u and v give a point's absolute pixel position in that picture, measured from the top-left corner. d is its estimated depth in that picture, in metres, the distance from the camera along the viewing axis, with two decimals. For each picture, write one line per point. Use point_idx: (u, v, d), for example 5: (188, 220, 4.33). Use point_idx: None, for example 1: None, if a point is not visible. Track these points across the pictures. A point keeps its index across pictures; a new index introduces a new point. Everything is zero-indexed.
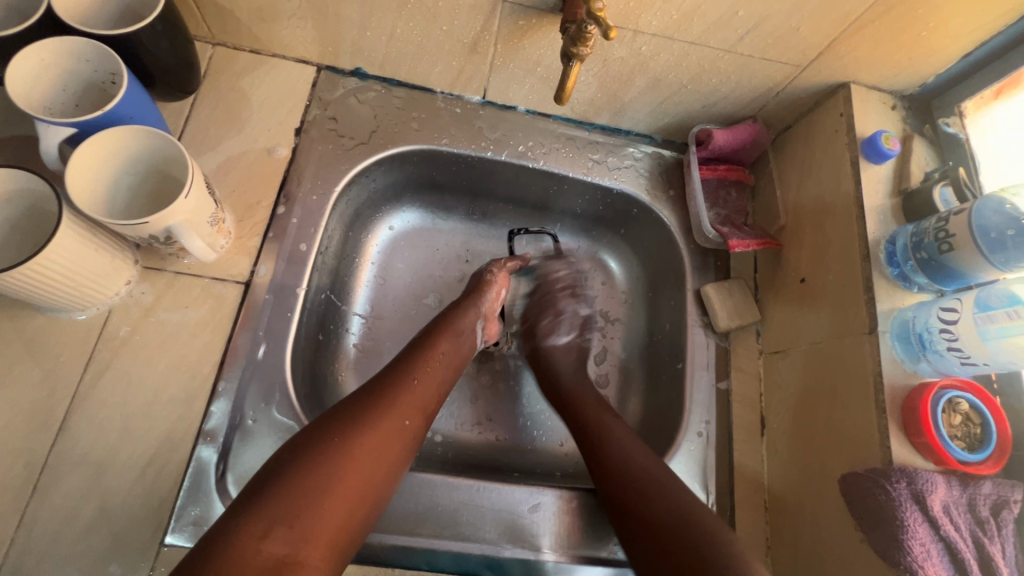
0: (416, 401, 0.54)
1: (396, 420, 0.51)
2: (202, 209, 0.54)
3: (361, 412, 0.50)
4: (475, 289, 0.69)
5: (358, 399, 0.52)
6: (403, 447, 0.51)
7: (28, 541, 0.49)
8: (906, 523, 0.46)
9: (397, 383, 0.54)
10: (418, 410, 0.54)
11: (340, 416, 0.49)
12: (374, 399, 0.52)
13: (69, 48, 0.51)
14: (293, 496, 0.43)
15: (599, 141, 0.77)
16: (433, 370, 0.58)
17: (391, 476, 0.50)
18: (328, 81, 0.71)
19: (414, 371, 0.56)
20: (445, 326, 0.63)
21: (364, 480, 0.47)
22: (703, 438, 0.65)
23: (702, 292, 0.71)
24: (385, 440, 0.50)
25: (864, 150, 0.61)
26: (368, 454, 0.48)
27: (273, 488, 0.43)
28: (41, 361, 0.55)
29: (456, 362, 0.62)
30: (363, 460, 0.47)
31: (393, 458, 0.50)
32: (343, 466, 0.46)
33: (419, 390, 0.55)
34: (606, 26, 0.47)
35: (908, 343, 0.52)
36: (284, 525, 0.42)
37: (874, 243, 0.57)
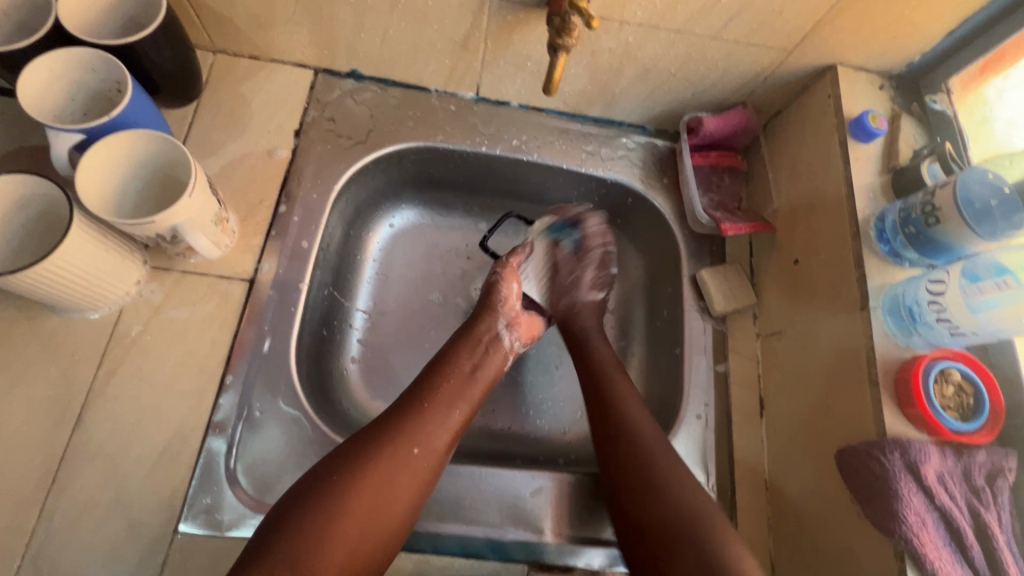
0: (425, 430, 0.55)
1: (402, 452, 0.52)
2: (206, 208, 0.56)
3: (369, 447, 0.52)
4: (489, 296, 0.69)
5: (369, 432, 0.54)
6: (412, 478, 0.52)
7: (48, 530, 0.52)
8: (900, 493, 0.47)
9: (406, 413, 0.55)
10: (427, 438, 0.54)
11: (347, 452, 0.52)
12: (382, 432, 0.53)
13: (77, 58, 0.54)
14: (294, 538, 0.46)
15: (592, 133, 0.78)
16: (443, 394, 0.58)
17: (403, 507, 0.51)
18: (326, 84, 0.73)
19: (424, 398, 0.57)
20: (460, 344, 0.63)
21: (370, 518, 0.49)
22: (702, 421, 0.66)
23: (698, 277, 0.72)
24: (391, 474, 0.51)
25: (852, 130, 0.61)
26: (372, 491, 0.50)
27: (279, 528, 0.47)
28: (57, 359, 0.57)
29: (478, 379, 0.61)
30: (367, 498, 0.49)
31: (402, 491, 0.51)
32: (345, 506, 0.48)
33: (429, 418, 0.56)
34: (588, 16, 0.50)
35: (900, 317, 0.53)
36: (288, 565, 0.45)
37: (864, 221, 0.58)
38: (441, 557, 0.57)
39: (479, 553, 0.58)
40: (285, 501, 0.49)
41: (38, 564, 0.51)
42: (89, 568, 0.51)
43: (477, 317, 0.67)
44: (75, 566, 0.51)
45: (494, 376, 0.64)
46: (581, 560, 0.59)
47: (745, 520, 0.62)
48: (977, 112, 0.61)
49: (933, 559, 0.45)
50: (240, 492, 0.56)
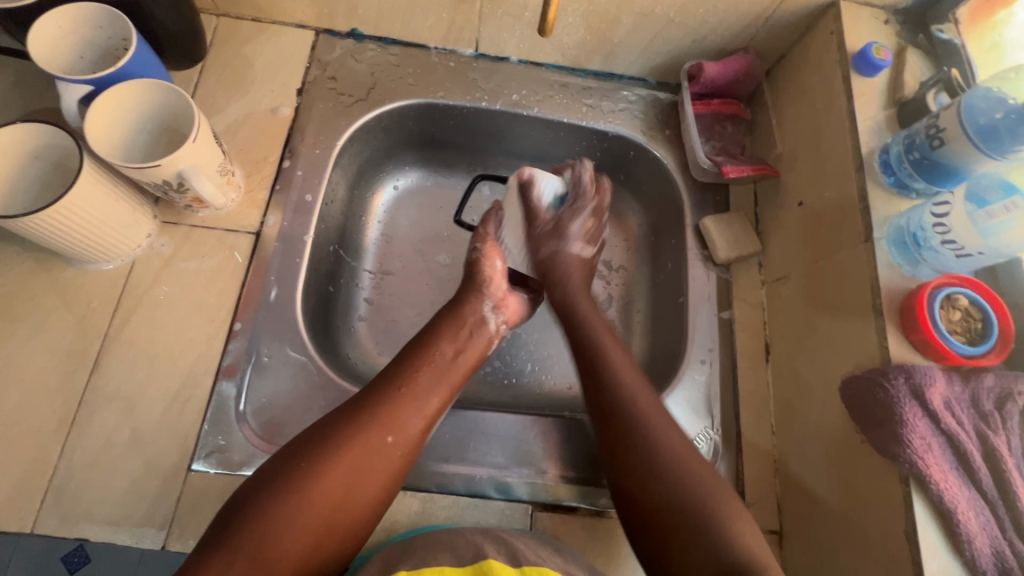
0: (400, 417, 0.53)
1: (373, 440, 0.51)
2: (210, 157, 0.58)
3: (339, 432, 0.50)
4: (473, 274, 0.66)
5: (340, 416, 0.52)
6: (383, 467, 0.51)
7: (70, 467, 0.54)
8: (905, 418, 0.46)
9: (380, 399, 0.53)
10: (402, 428, 0.53)
11: (317, 437, 0.50)
12: (354, 417, 0.51)
13: (84, 14, 0.56)
14: (256, 524, 0.45)
15: (592, 86, 0.77)
16: (422, 380, 0.56)
17: (372, 495, 0.50)
18: (326, 44, 0.74)
19: (401, 382, 0.55)
20: (444, 328, 0.61)
21: (334, 507, 0.48)
22: (707, 366, 0.66)
23: (701, 226, 0.71)
24: (361, 463, 0.49)
25: (856, 64, 0.60)
26: (339, 480, 0.48)
27: (242, 514, 0.45)
28: (74, 308, 0.59)
29: (459, 364, 0.59)
30: (334, 485, 0.48)
31: (371, 480, 0.50)
32: (311, 494, 0.47)
33: (405, 404, 0.54)
34: None
35: (905, 246, 0.52)
36: (248, 551, 0.43)
37: (868, 154, 0.57)
38: (446, 498, 0.58)
39: (483, 493, 0.58)
40: (249, 485, 0.47)
41: (60, 499, 0.53)
42: (108, 502, 0.53)
43: (462, 299, 0.64)
44: (94, 501, 0.53)
45: (476, 360, 0.62)
46: (585, 501, 0.59)
47: (751, 462, 0.62)
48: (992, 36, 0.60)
49: (938, 480, 0.45)
50: (250, 434, 0.57)
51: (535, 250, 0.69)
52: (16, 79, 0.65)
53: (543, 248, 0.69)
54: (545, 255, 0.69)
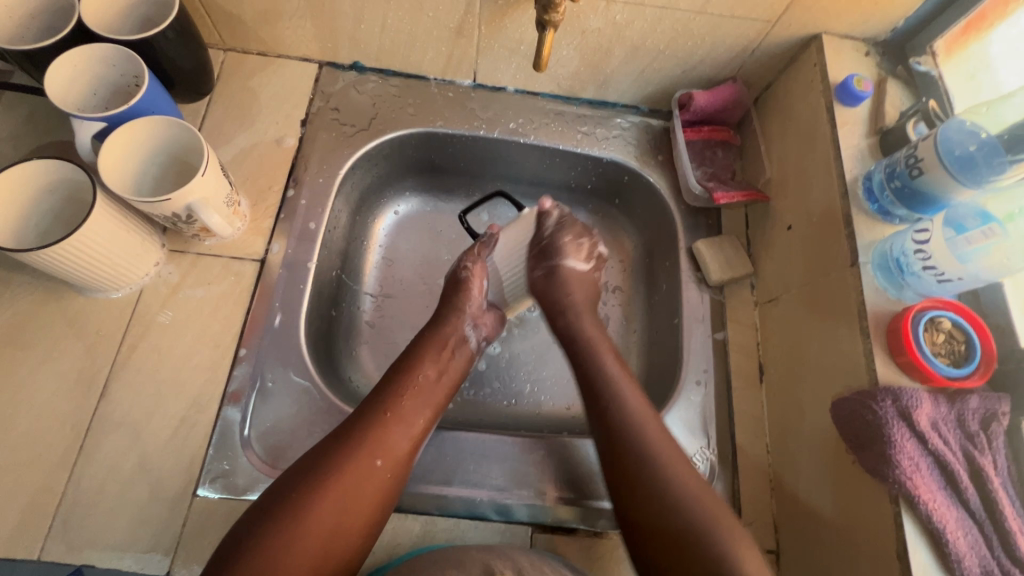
0: (388, 440, 0.54)
1: (363, 465, 0.52)
2: (218, 189, 0.60)
3: (328, 461, 0.51)
4: (456, 292, 0.67)
5: (328, 444, 0.53)
6: (374, 490, 0.52)
7: (77, 493, 0.55)
8: (893, 438, 0.47)
9: (366, 423, 0.55)
10: (390, 449, 0.54)
11: (307, 468, 0.51)
12: (343, 444, 0.52)
13: (98, 54, 0.58)
14: (255, 560, 0.45)
15: (586, 114, 0.80)
16: (408, 403, 0.57)
17: (366, 519, 0.51)
18: (330, 76, 0.77)
19: (387, 406, 0.56)
20: (428, 350, 0.62)
21: (330, 534, 0.49)
22: (702, 387, 0.67)
23: (694, 249, 0.73)
24: (352, 489, 0.50)
25: (838, 95, 0.63)
26: (332, 508, 0.49)
27: (241, 551, 0.46)
28: (83, 336, 0.61)
29: (442, 383, 0.61)
30: (328, 513, 0.49)
31: (365, 504, 0.51)
32: (306, 525, 0.48)
33: (392, 427, 0.55)
34: None
35: (890, 271, 0.54)
36: None
37: (852, 181, 0.59)
38: (447, 520, 0.59)
39: (483, 515, 0.59)
40: (245, 521, 0.48)
41: (67, 525, 0.54)
42: (114, 528, 0.54)
43: (443, 317, 0.66)
44: (100, 527, 0.54)
45: (459, 378, 0.64)
46: (585, 522, 0.60)
47: (747, 481, 0.63)
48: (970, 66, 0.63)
49: (927, 501, 0.46)
50: (254, 458, 0.58)
51: (531, 269, 0.70)
52: (30, 114, 0.68)
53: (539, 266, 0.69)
54: (539, 277, 0.69)
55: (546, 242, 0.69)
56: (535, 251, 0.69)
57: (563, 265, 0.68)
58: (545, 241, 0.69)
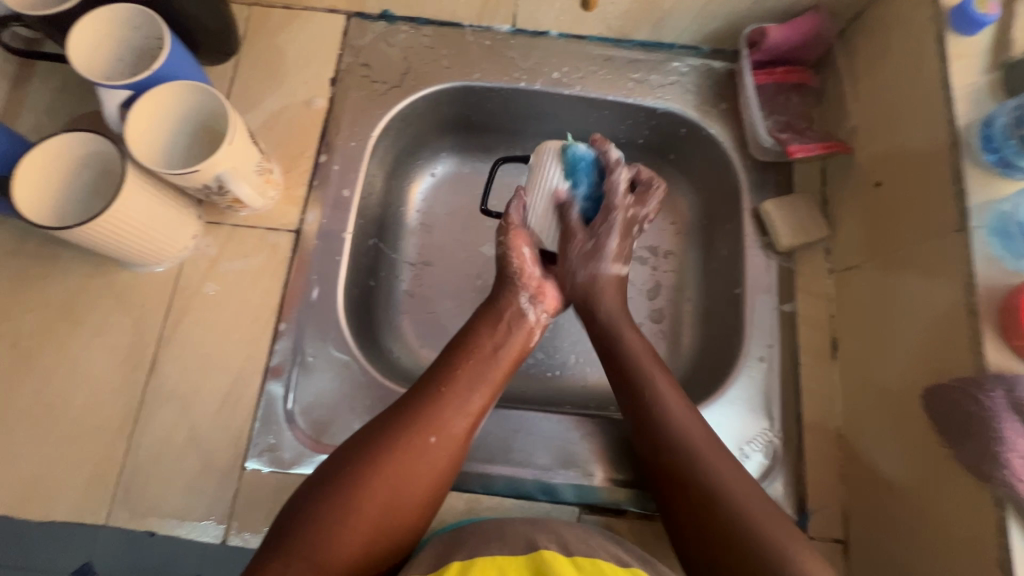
0: (442, 417, 0.52)
1: (417, 440, 0.50)
2: (247, 159, 0.57)
3: (383, 436, 0.50)
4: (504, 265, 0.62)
5: (384, 419, 0.52)
6: (429, 470, 0.50)
7: (135, 463, 0.56)
8: (1003, 434, 0.42)
9: (421, 399, 0.53)
10: (445, 428, 0.52)
11: (363, 442, 0.50)
12: (397, 420, 0.51)
13: (119, 15, 0.55)
14: (309, 531, 0.45)
15: (640, 59, 0.71)
16: (463, 380, 0.55)
17: (421, 497, 0.49)
18: (358, 28, 0.72)
19: (442, 382, 0.54)
20: (484, 319, 0.59)
21: (383, 510, 0.47)
22: (765, 363, 0.61)
23: (760, 210, 0.65)
24: (406, 466, 0.49)
25: (954, 21, 0.51)
26: (386, 484, 0.48)
27: (297, 521, 0.46)
28: (130, 310, 0.61)
29: (496, 356, 0.57)
30: (382, 489, 0.48)
31: (417, 483, 0.49)
32: (359, 499, 0.47)
33: (447, 403, 0.53)
34: None
35: (1010, 239, 0.46)
36: (304, 557, 0.43)
37: (965, 127, 0.49)
38: (491, 498, 0.57)
39: (529, 494, 0.58)
40: (302, 493, 0.48)
41: (127, 494, 0.56)
42: (171, 497, 0.56)
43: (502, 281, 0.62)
44: (158, 496, 0.56)
45: (518, 355, 0.59)
46: (635, 505, 0.57)
47: (814, 466, 0.58)
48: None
49: None
50: (298, 433, 0.58)
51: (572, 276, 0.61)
52: (63, 85, 0.66)
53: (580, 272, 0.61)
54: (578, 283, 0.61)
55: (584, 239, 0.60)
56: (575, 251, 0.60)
57: (600, 273, 0.61)
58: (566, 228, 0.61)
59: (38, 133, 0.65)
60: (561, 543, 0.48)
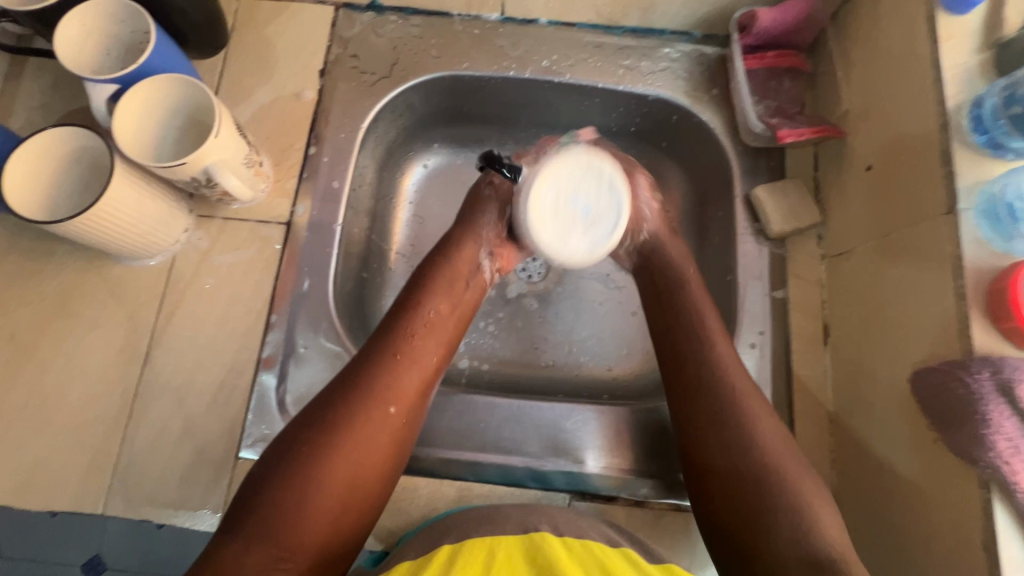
0: (397, 385, 0.52)
1: (376, 412, 0.50)
2: (235, 151, 0.57)
3: (339, 408, 0.49)
4: (470, 214, 0.63)
5: (337, 389, 0.50)
6: (389, 437, 0.50)
7: (131, 454, 0.57)
8: (988, 417, 0.42)
9: (376, 367, 0.52)
10: (403, 396, 0.52)
11: (320, 415, 0.49)
12: (352, 392, 0.50)
13: (105, 10, 0.55)
14: (274, 509, 0.44)
15: (630, 45, 0.71)
16: (418, 345, 0.54)
17: (382, 463, 0.50)
18: (347, 19, 0.71)
19: (395, 351, 0.53)
20: (439, 285, 0.58)
21: (348, 483, 0.47)
22: (757, 350, 0.61)
23: (752, 196, 0.65)
24: (366, 436, 0.49)
25: (944, 0, 0.51)
26: (348, 458, 0.47)
27: (259, 501, 0.45)
28: (124, 303, 0.62)
29: (448, 321, 0.57)
30: (345, 464, 0.47)
31: (378, 451, 0.49)
32: (323, 475, 0.46)
33: (401, 371, 0.52)
34: None
35: (998, 220, 0.45)
36: (270, 534, 0.44)
37: (955, 109, 0.49)
38: (482, 485, 0.58)
39: (520, 482, 0.58)
40: (260, 470, 0.47)
41: (124, 484, 0.56)
42: (167, 487, 0.57)
43: (455, 244, 0.61)
44: (155, 486, 0.57)
45: (468, 315, 0.60)
46: (626, 491, 0.58)
47: (804, 452, 0.58)
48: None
49: None
50: None
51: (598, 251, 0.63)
52: (54, 81, 0.67)
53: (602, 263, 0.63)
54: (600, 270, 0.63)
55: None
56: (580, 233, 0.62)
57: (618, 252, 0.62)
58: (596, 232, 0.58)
59: (30, 129, 0.65)
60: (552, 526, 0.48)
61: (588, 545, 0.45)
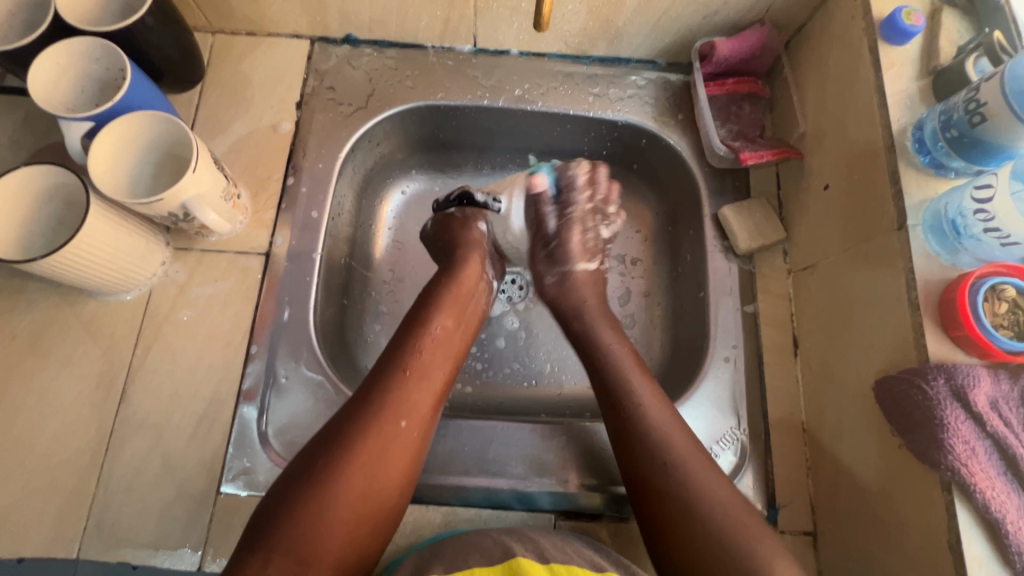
0: (409, 398, 0.52)
1: (389, 424, 0.50)
2: (213, 185, 0.58)
3: (352, 423, 0.49)
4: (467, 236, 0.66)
5: (350, 405, 0.51)
6: (403, 450, 0.50)
7: (106, 494, 0.56)
8: (946, 422, 0.43)
9: (387, 382, 0.52)
10: (415, 409, 0.52)
11: (332, 432, 0.49)
12: (365, 407, 0.50)
13: (79, 48, 0.55)
14: (290, 525, 0.44)
15: (598, 73, 0.74)
16: (427, 358, 0.55)
17: (398, 476, 0.49)
18: (323, 52, 0.73)
19: (405, 364, 0.54)
20: (446, 300, 0.60)
21: (364, 494, 0.47)
22: (731, 363, 0.63)
23: (720, 215, 0.68)
24: (379, 450, 0.49)
25: (884, 32, 0.55)
26: (363, 469, 0.47)
27: (273, 522, 0.44)
28: (99, 339, 0.61)
29: (455, 338, 0.59)
30: (360, 475, 0.47)
31: (392, 465, 0.49)
32: (338, 487, 0.46)
33: (411, 383, 0.53)
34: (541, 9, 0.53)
35: (943, 235, 0.48)
36: (287, 552, 0.43)
37: (900, 132, 0.52)
38: (468, 509, 0.58)
39: (506, 504, 0.59)
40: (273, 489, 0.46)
41: (99, 526, 0.55)
42: (145, 527, 0.55)
43: (462, 261, 0.64)
44: (132, 527, 0.55)
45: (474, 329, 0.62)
46: (610, 508, 0.59)
47: (781, 462, 0.59)
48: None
49: (984, 489, 0.42)
50: (273, 455, 0.58)
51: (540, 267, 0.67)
52: (26, 117, 0.66)
53: (549, 272, 0.66)
54: (550, 285, 0.66)
55: (550, 240, 0.66)
56: (543, 252, 0.67)
57: (572, 271, 0.66)
58: (552, 243, 0.66)
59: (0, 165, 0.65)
60: (538, 551, 0.48)
61: (574, 571, 0.46)
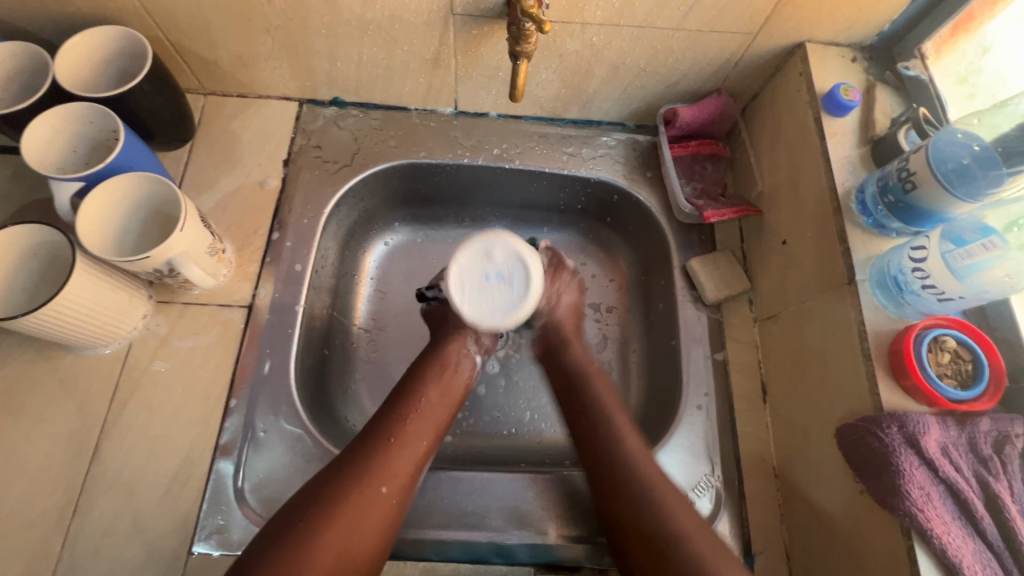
0: (391, 464, 0.53)
1: (369, 491, 0.51)
2: (199, 242, 0.60)
3: (332, 489, 0.50)
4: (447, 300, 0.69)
5: (330, 472, 0.51)
6: (381, 517, 0.50)
7: (72, 557, 0.54)
8: (902, 468, 0.46)
9: (371, 449, 0.53)
10: (397, 476, 0.53)
11: (311, 496, 0.49)
12: (346, 473, 0.51)
13: (74, 112, 0.57)
14: None
15: (572, 135, 0.79)
16: (411, 428, 0.56)
17: (374, 544, 0.49)
18: (310, 113, 0.77)
19: (388, 433, 0.55)
20: (430, 374, 0.62)
21: (338, 560, 0.47)
22: (703, 411, 0.65)
23: (688, 267, 0.71)
24: (357, 516, 0.49)
25: (825, 105, 0.61)
26: (338, 533, 0.47)
27: None
28: (73, 395, 0.60)
29: (440, 410, 0.60)
30: (334, 541, 0.47)
31: (369, 531, 0.49)
32: (313, 554, 0.46)
33: (396, 450, 0.54)
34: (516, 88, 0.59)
35: (888, 289, 0.52)
36: None
37: (845, 194, 0.57)
38: (448, 564, 0.58)
39: (485, 559, 0.59)
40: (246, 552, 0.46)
41: None
42: None
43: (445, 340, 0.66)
44: None
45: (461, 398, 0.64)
46: (591, 560, 0.59)
47: (755, 509, 0.61)
48: (962, 68, 0.63)
49: (940, 534, 0.44)
50: (249, 512, 0.58)
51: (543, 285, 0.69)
52: (14, 173, 0.68)
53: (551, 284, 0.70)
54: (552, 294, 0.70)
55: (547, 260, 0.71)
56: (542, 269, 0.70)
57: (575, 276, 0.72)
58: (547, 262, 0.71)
59: None
60: None
61: None
